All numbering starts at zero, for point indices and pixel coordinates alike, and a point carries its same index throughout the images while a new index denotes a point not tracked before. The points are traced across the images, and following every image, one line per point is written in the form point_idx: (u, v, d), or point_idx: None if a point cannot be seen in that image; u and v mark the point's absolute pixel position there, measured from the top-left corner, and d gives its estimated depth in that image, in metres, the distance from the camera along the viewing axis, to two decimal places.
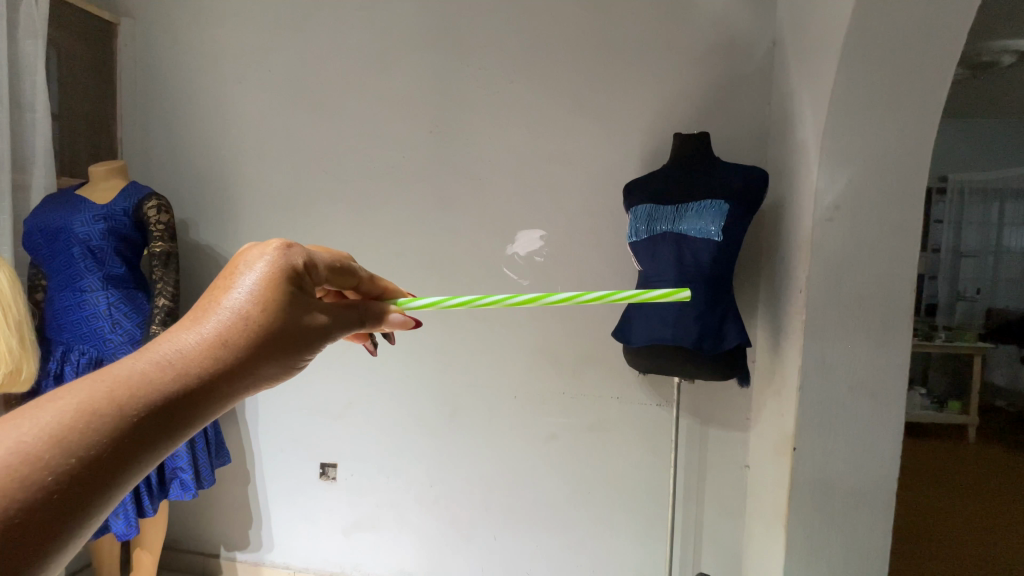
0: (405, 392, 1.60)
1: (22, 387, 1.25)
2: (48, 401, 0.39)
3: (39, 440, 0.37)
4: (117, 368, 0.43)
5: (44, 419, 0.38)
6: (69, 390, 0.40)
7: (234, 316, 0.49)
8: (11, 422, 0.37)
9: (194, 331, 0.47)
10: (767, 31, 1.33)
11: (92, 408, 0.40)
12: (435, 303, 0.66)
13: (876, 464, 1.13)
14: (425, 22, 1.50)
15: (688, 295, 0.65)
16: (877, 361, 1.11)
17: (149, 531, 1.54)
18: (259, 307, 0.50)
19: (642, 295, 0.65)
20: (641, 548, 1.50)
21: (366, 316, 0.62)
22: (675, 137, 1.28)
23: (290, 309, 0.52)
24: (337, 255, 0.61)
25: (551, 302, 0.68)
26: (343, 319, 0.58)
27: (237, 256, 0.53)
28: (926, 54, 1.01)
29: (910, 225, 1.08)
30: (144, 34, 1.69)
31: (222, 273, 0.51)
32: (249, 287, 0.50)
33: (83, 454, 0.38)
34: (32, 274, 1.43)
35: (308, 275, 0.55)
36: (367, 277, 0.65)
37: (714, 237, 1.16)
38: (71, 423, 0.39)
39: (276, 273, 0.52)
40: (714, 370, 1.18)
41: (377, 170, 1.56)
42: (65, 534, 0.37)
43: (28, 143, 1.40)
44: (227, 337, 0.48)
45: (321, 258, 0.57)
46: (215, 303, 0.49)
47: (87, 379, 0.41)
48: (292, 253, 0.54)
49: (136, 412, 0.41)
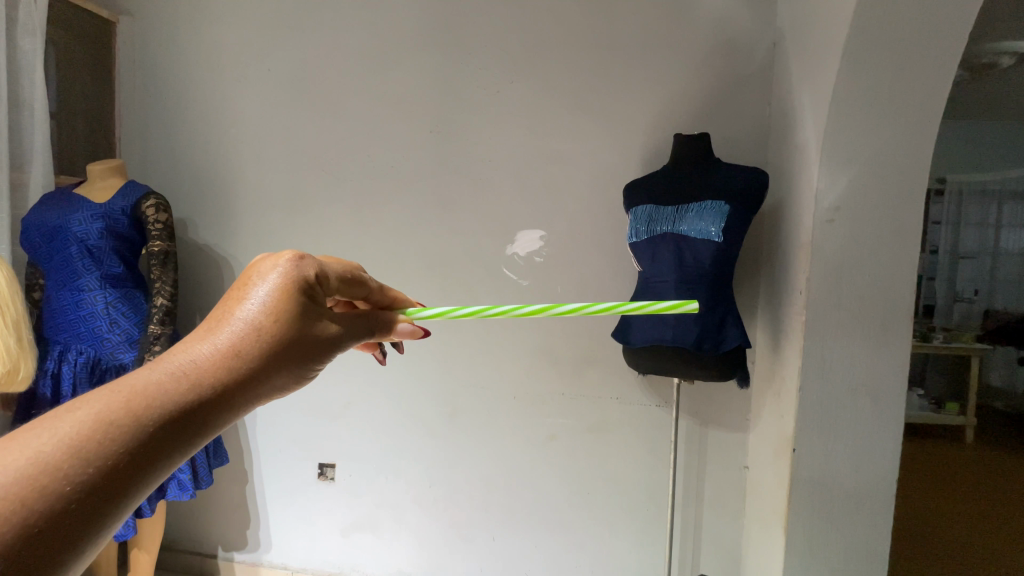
0: (405, 393, 1.60)
1: (19, 386, 1.25)
2: (66, 412, 0.39)
3: (58, 450, 0.37)
4: (134, 378, 0.43)
5: (63, 429, 0.38)
6: (87, 401, 0.40)
7: (248, 326, 0.49)
8: (29, 432, 0.37)
9: (208, 341, 0.47)
10: (767, 32, 1.33)
11: (110, 418, 0.39)
12: (443, 313, 0.66)
13: (876, 466, 1.13)
14: (425, 21, 1.49)
15: (694, 304, 0.65)
16: (877, 362, 1.11)
17: (146, 532, 1.53)
18: (272, 317, 0.50)
19: (648, 304, 0.64)
20: (640, 549, 1.50)
21: (375, 326, 0.62)
22: (676, 138, 1.28)
23: (301, 319, 0.52)
24: (347, 265, 0.61)
25: (557, 313, 0.67)
26: (353, 329, 0.58)
27: (250, 267, 0.53)
28: (927, 54, 1.01)
29: (910, 227, 1.08)
30: (142, 32, 1.68)
31: (235, 284, 0.51)
32: (263, 298, 0.50)
33: (101, 463, 0.38)
34: (29, 273, 1.42)
35: (320, 286, 0.55)
36: (376, 288, 0.65)
37: (714, 238, 1.16)
38: (89, 433, 0.38)
39: (288, 284, 0.52)
40: (714, 372, 1.17)
41: (377, 169, 1.55)
42: (82, 543, 0.37)
43: (26, 141, 1.40)
44: (241, 346, 0.48)
45: (332, 269, 0.57)
46: (229, 314, 0.49)
47: (103, 389, 0.41)
48: (304, 264, 0.54)
49: (153, 422, 0.41)
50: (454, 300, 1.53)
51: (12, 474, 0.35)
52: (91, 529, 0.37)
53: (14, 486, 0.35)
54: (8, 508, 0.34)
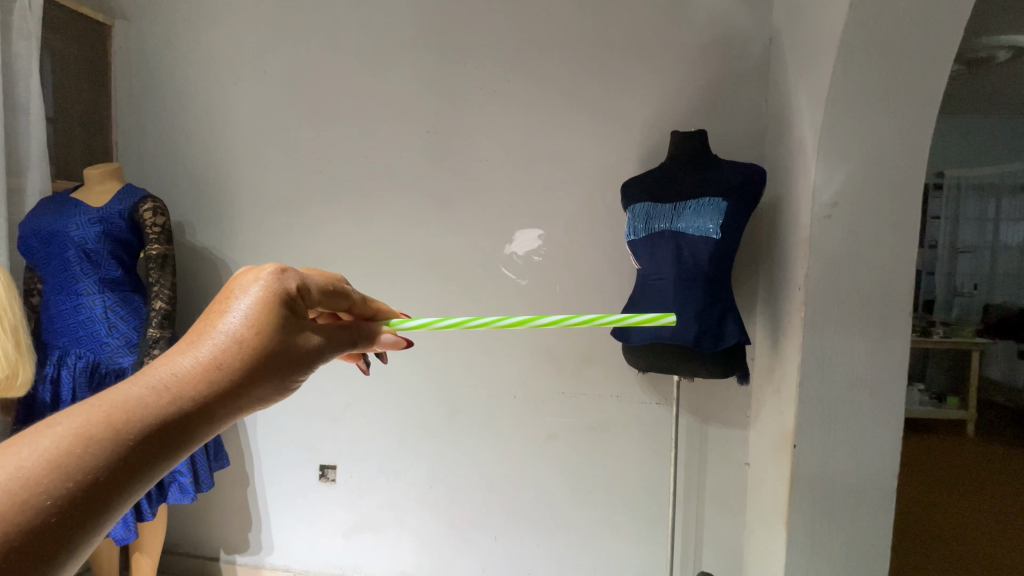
0: (405, 394, 1.59)
1: (18, 392, 1.24)
2: (47, 426, 0.39)
3: (39, 465, 0.37)
4: (114, 392, 0.43)
5: (44, 443, 0.38)
6: (68, 415, 0.40)
7: (230, 340, 0.49)
8: (10, 448, 0.37)
9: (189, 354, 0.47)
10: (763, 27, 1.33)
11: (91, 432, 0.39)
12: (426, 323, 0.66)
13: (877, 460, 1.13)
14: (421, 21, 1.49)
15: (670, 316, 0.67)
16: (876, 357, 1.11)
17: (147, 535, 1.53)
18: (253, 330, 0.50)
19: (628, 316, 0.66)
20: (641, 549, 1.50)
21: (357, 338, 0.62)
22: (674, 136, 1.28)
23: (283, 331, 0.52)
24: (330, 277, 0.61)
25: (538, 323, 0.68)
26: (335, 339, 0.58)
27: (232, 281, 0.53)
28: (922, 49, 1.01)
29: (908, 222, 1.08)
30: (138, 35, 1.67)
31: (217, 298, 0.51)
32: (244, 311, 0.50)
33: (82, 477, 0.38)
34: (27, 279, 1.41)
35: (301, 298, 0.55)
36: (360, 298, 0.65)
37: (713, 235, 1.16)
38: (69, 447, 0.38)
39: (269, 297, 0.52)
40: (715, 369, 1.17)
41: (375, 170, 1.55)
42: (64, 555, 0.37)
43: (23, 146, 1.39)
44: (223, 359, 0.48)
45: (314, 281, 0.57)
46: (210, 327, 0.49)
47: (85, 404, 0.41)
48: (286, 277, 0.54)
49: (133, 435, 0.41)
50: (453, 301, 1.53)
51: None
52: (72, 541, 0.37)
53: None
54: None
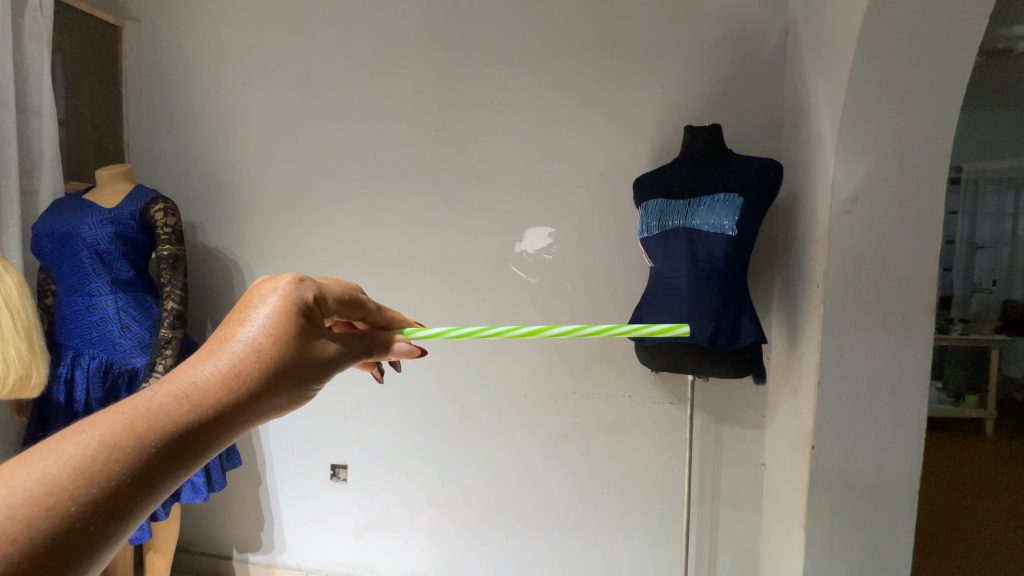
0: (416, 394, 1.59)
1: (32, 392, 1.25)
2: (71, 434, 0.39)
3: (63, 471, 0.37)
4: (137, 400, 0.43)
5: (69, 451, 0.38)
6: (92, 424, 0.40)
7: (247, 349, 0.48)
8: (37, 455, 0.37)
9: (209, 363, 0.47)
10: (778, 21, 1.31)
11: (114, 440, 0.39)
12: (440, 332, 0.65)
13: (898, 460, 1.10)
14: (429, 19, 1.48)
15: (684, 327, 0.65)
16: (897, 356, 1.08)
17: (161, 534, 1.54)
18: (271, 339, 0.50)
19: (641, 326, 0.65)
20: (654, 549, 1.48)
21: (373, 346, 0.61)
22: (688, 132, 1.25)
23: (300, 340, 0.52)
24: (345, 286, 0.61)
25: (551, 333, 0.66)
26: (352, 348, 0.58)
27: (250, 291, 0.53)
28: (943, 40, 0.98)
29: (930, 218, 1.05)
30: (149, 37, 1.68)
31: (235, 308, 0.51)
32: (262, 321, 0.50)
33: (106, 483, 0.38)
34: (41, 279, 1.42)
35: (317, 307, 0.55)
36: (374, 308, 0.64)
37: (728, 232, 1.13)
38: (93, 454, 0.38)
39: (288, 306, 0.52)
40: (731, 368, 1.14)
41: (384, 168, 1.54)
42: (86, 561, 0.36)
43: (35, 147, 1.40)
44: (242, 367, 0.48)
45: (330, 291, 0.56)
46: (229, 336, 0.49)
47: (109, 411, 0.41)
48: (303, 287, 0.54)
49: (155, 443, 0.41)
50: (463, 301, 1.52)
51: (19, 494, 0.35)
52: (96, 547, 0.37)
53: (22, 506, 0.35)
54: (14, 528, 0.34)
